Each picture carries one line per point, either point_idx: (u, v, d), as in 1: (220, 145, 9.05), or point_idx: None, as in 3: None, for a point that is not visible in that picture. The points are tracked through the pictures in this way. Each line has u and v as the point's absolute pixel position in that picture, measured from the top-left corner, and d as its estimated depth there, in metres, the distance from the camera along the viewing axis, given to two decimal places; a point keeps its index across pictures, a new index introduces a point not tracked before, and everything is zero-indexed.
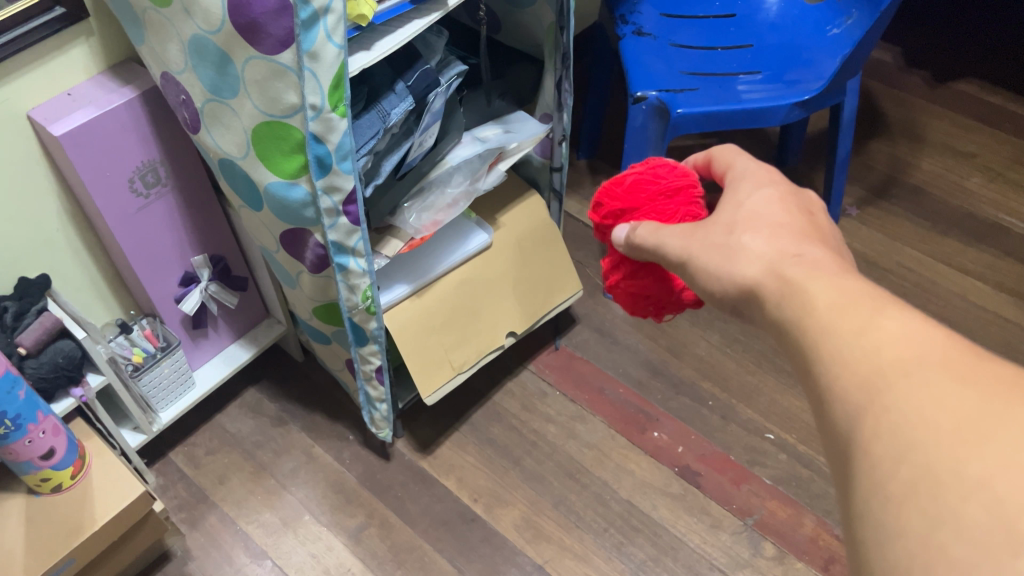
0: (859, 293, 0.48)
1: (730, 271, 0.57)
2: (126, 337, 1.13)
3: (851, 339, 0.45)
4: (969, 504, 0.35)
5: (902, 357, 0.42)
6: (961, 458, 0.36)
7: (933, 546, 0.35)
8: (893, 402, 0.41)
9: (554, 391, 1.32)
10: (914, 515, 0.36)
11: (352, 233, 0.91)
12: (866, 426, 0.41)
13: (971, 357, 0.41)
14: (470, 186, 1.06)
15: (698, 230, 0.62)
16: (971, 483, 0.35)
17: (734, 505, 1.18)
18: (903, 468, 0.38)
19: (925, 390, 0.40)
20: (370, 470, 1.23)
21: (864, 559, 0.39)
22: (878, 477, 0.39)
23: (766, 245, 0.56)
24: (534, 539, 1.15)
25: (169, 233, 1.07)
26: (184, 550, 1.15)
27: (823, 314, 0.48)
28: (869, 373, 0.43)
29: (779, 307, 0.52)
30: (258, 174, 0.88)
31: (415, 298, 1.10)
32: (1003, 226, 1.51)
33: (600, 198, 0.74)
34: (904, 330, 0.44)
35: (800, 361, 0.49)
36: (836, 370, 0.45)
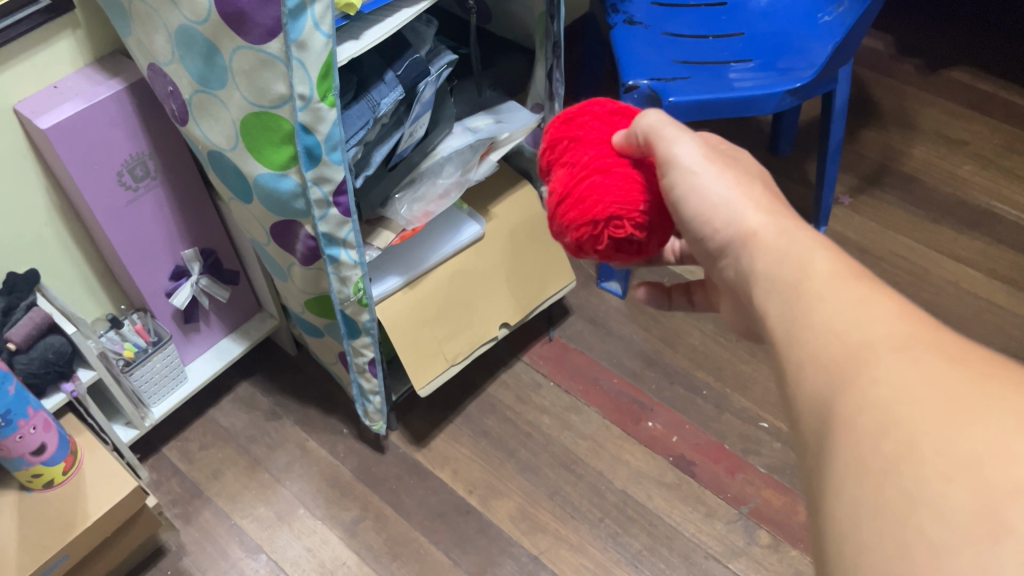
0: (853, 273, 0.49)
1: (741, 212, 0.56)
2: (116, 331, 1.11)
3: (842, 318, 0.46)
4: (951, 483, 0.35)
5: (893, 340, 0.43)
6: (947, 439, 0.36)
7: (912, 527, 0.35)
8: (880, 379, 0.41)
9: (549, 383, 1.31)
10: (893, 490, 0.36)
11: (342, 224, 0.90)
12: (850, 401, 0.41)
13: (963, 346, 0.41)
14: (462, 176, 1.05)
15: (720, 158, 0.60)
16: (954, 462, 0.35)
17: (729, 494, 1.18)
18: (886, 445, 0.38)
19: (916, 371, 0.40)
20: (364, 463, 1.23)
21: (835, 533, 0.39)
22: (857, 451, 0.39)
23: (773, 209, 0.56)
24: (530, 531, 1.15)
25: (159, 226, 1.06)
26: (178, 545, 1.14)
27: (816, 292, 0.48)
28: (858, 352, 0.43)
29: (766, 272, 0.53)
30: (247, 166, 0.88)
31: (407, 290, 1.09)
32: (995, 213, 1.51)
33: (597, 103, 0.70)
34: (898, 317, 0.44)
35: (781, 336, 0.49)
36: (825, 347, 0.45)
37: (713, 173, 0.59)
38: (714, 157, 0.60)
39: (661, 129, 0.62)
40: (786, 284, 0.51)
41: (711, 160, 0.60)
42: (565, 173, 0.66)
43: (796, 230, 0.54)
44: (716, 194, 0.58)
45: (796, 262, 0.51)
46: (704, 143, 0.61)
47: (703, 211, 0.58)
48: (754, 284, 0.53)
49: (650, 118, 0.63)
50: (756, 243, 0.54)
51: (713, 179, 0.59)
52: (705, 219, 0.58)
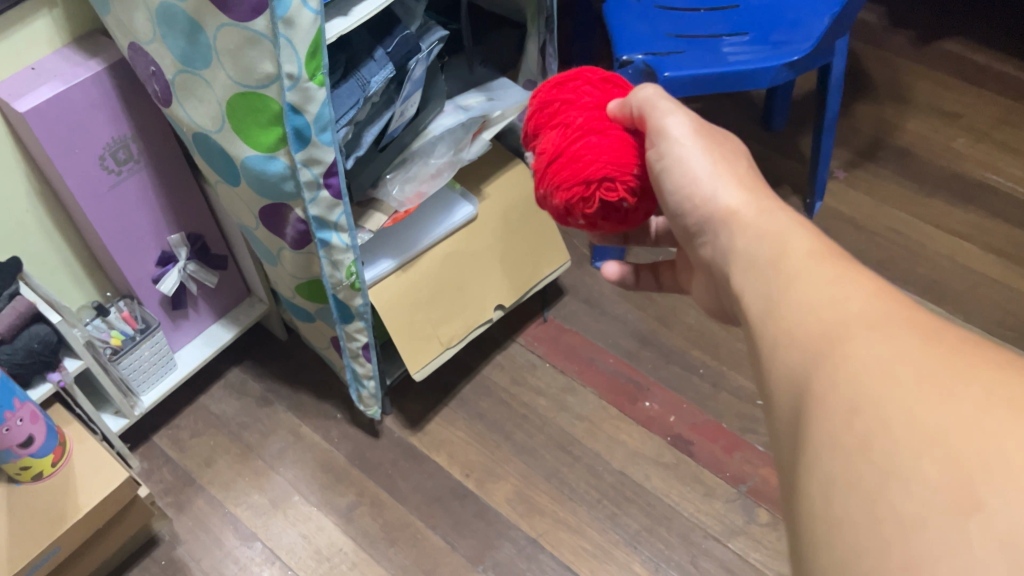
0: (833, 255, 0.48)
1: (722, 186, 0.57)
2: (102, 320, 1.09)
3: (819, 297, 0.45)
4: (922, 459, 0.34)
5: (867, 318, 0.42)
6: (917, 413, 0.35)
7: (884, 503, 0.34)
8: (855, 356, 0.40)
9: (544, 364, 1.30)
10: (866, 467, 0.35)
11: (334, 207, 0.88)
12: (824, 378, 0.40)
13: (938, 326, 0.41)
14: (454, 156, 1.03)
15: (707, 135, 0.60)
16: (925, 439, 0.34)
17: (727, 473, 1.18)
18: (858, 421, 0.37)
19: (888, 348, 0.39)
20: (359, 448, 1.21)
21: (809, 514, 0.38)
22: (830, 429, 0.38)
23: (753, 187, 0.57)
24: (528, 513, 1.14)
25: (145, 211, 1.03)
26: (171, 534, 1.13)
27: (795, 273, 0.48)
28: (834, 331, 0.42)
29: (746, 249, 0.53)
30: (234, 148, 0.85)
31: (400, 273, 1.07)
32: (990, 186, 1.50)
33: (590, 69, 0.69)
34: (873, 297, 0.44)
35: (759, 318, 0.49)
36: (801, 327, 0.45)
37: (697, 150, 0.59)
38: (702, 133, 0.60)
39: (656, 101, 0.61)
40: (768, 265, 0.50)
41: (699, 136, 0.60)
42: (557, 134, 0.65)
43: (776, 209, 0.54)
44: (700, 169, 0.58)
45: (777, 247, 0.51)
46: (695, 117, 0.61)
47: (682, 184, 0.59)
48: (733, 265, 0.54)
49: (644, 92, 0.62)
50: (735, 218, 0.55)
51: (700, 154, 0.59)
52: (683, 192, 0.59)
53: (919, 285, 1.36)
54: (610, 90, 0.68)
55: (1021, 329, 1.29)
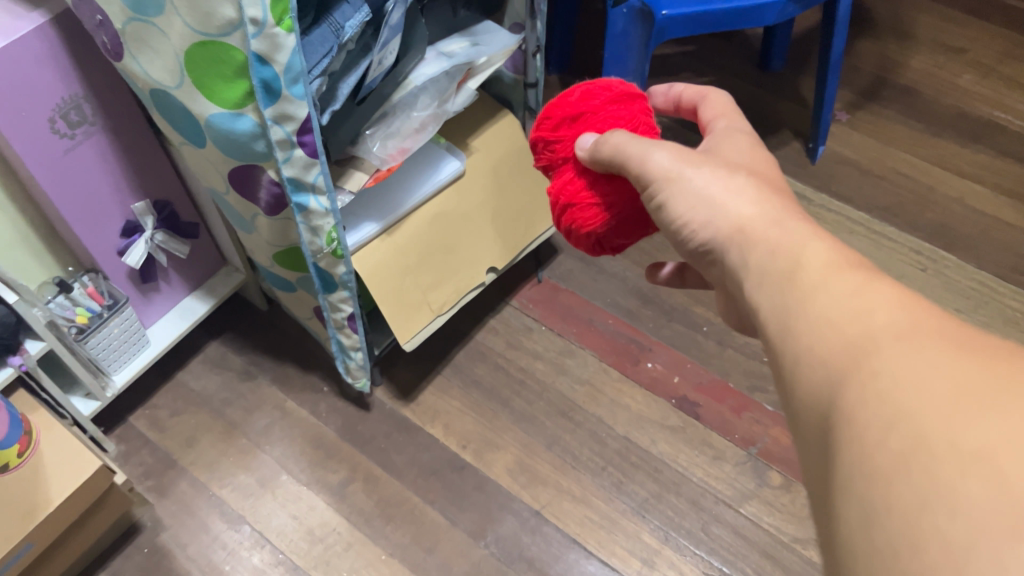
0: (850, 260, 0.43)
1: (723, 206, 0.49)
2: (66, 297, 1.01)
3: (834, 303, 0.40)
4: (966, 477, 0.30)
5: (894, 327, 0.37)
6: (957, 428, 0.31)
7: (924, 525, 0.30)
8: (883, 367, 0.35)
9: (540, 327, 1.24)
10: (902, 487, 0.31)
11: (310, 166, 0.80)
12: (850, 392, 0.36)
13: (971, 334, 0.36)
14: (439, 108, 0.95)
15: (697, 156, 0.53)
16: (967, 455, 0.30)
17: (736, 435, 1.13)
18: (891, 438, 0.33)
19: (919, 358, 0.35)
20: (349, 422, 1.15)
21: (845, 542, 0.33)
22: (860, 448, 0.34)
23: (761, 198, 0.49)
24: (530, 484, 1.09)
25: (104, 177, 0.95)
26: (154, 520, 1.06)
27: (806, 276, 0.43)
28: (855, 341, 0.38)
29: (760, 265, 0.46)
30: (196, 106, 0.77)
31: (385, 237, 0.99)
32: (998, 124, 1.44)
33: (547, 113, 0.62)
34: (896, 302, 0.39)
35: (770, 322, 0.43)
36: (818, 334, 0.40)
37: (693, 177, 0.51)
38: (690, 157, 0.53)
39: (627, 149, 0.53)
40: (775, 269, 0.44)
41: (689, 161, 0.52)
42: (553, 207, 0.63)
43: (788, 221, 0.47)
44: (698, 195, 0.50)
45: (786, 249, 0.45)
46: (677, 147, 0.53)
47: (680, 213, 0.51)
48: (745, 296, 0.47)
49: (612, 141, 0.55)
50: (745, 238, 0.47)
51: (696, 177, 0.51)
52: (685, 221, 0.51)
53: (928, 231, 1.30)
54: (571, 127, 0.61)
55: None
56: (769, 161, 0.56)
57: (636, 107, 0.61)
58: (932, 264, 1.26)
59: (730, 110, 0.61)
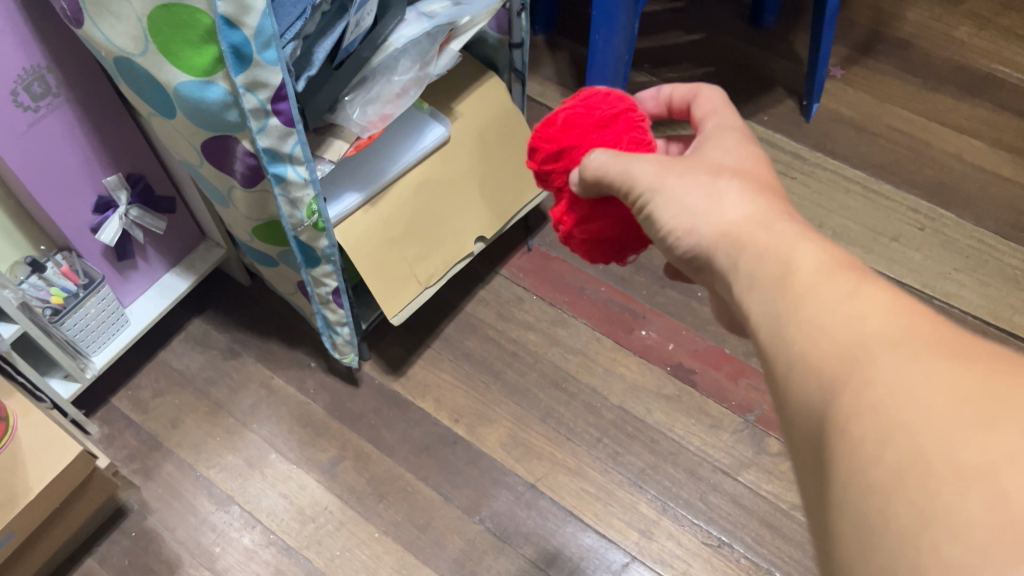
0: (843, 259, 0.39)
1: (707, 212, 0.46)
2: (39, 277, 0.96)
3: (824, 306, 0.37)
4: (969, 496, 0.27)
5: (889, 329, 0.34)
6: (957, 441, 0.28)
7: (924, 545, 0.27)
8: (878, 377, 0.32)
9: (531, 296, 1.21)
10: (902, 506, 0.28)
11: (287, 136, 0.77)
12: (844, 404, 0.33)
13: (970, 339, 0.33)
14: (420, 71, 0.91)
15: (682, 163, 0.50)
16: (968, 472, 0.27)
17: (733, 402, 1.11)
18: (888, 452, 0.30)
19: (914, 365, 0.32)
20: (338, 399, 1.13)
21: (844, 563, 0.31)
22: (857, 464, 0.31)
23: (749, 199, 0.46)
24: (524, 457, 1.07)
25: (73, 151, 0.91)
26: (141, 504, 1.04)
27: (797, 279, 0.39)
28: (847, 346, 0.34)
29: (749, 269, 0.42)
30: (163, 74, 0.72)
31: (368, 208, 0.95)
32: (996, 77, 1.41)
33: (535, 141, 0.59)
34: (891, 304, 0.35)
35: (760, 325, 0.40)
36: (809, 340, 0.36)
37: (674, 183, 0.48)
38: (672, 166, 0.49)
39: (607, 170, 0.51)
40: (765, 272, 0.41)
41: (669, 169, 0.49)
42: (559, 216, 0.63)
43: (778, 220, 0.43)
44: (680, 203, 0.47)
45: (776, 249, 0.41)
46: (658, 159, 0.50)
47: (666, 221, 0.48)
48: (735, 297, 0.43)
49: (593, 160, 0.52)
50: (731, 242, 0.44)
51: (679, 185, 0.48)
52: (670, 230, 0.48)
53: (926, 188, 1.27)
54: (560, 160, 0.58)
55: None
56: (759, 157, 0.51)
57: (622, 126, 0.57)
58: (930, 223, 1.23)
59: (727, 104, 0.57)
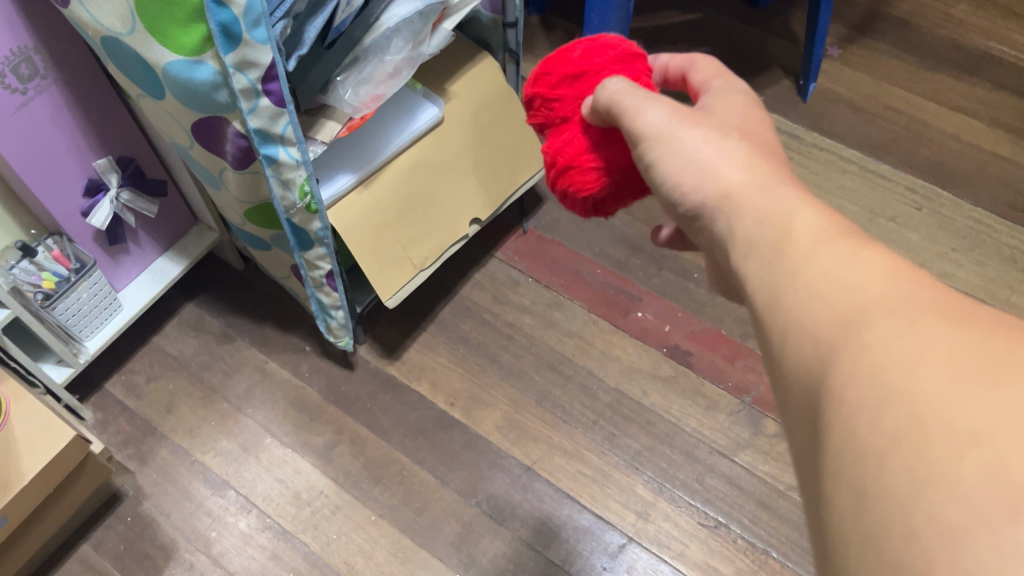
0: (841, 228, 0.39)
1: (715, 168, 0.45)
2: (30, 262, 0.95)
3: (821, 274, 0.36)
4: (964, 460, 0.26)
5: (887, 297, 0.33)
6: (955, 405, 0.28)
7: (918, 508, 0.27)
8: (876, 343, 0.32)
9: (527, 280, 1.20)
10: (896, 469, 0.28)
11: (277, 116, 0.75)
12: (840, 369, 0.32)
13: (969, 306, 0.32)
14: (413, 51, 0.90)
15: (695, 115, 0.48)
16: (965, 435, 0.27)
17: (729, 383, 1.11)
18: (884, 417, 0.29)
19: (913, 331, 0.31)
20: (333, 383, 1.12)
21: (835, 528, 0.30)
22: (851, 428, 0.30)
23: (753, 163, 0.45)
24: (520, 440, 1.07)
25: (62, 133, 0.89)
26: (136, 489, 1.03)
27: (796, 246, 0.38)
28: (845, 313, 0.34)
29: (747, 236, 0.41)
30: (151, 53, 0.71)
31: (362, 189, 0.94)
32: (994, 55, 1.40)
33: (545, 67, 0.58)
34: (890, 272, 0.35)
35: (757, 293, 0.39)
36: (807, 308, 0.36)
37: (685, 132, 0.47)
38: (686, 115, 0.48)
39: (623, 99, 0.49)
40: (764, 239, 0.40)
41: (683, 118, 0.48)
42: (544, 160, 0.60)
43: (779, 185, 0.43)
44: (689, 157, 0.46)
45: (774, 216, 0.41)
46: (672, 104, 0.49)
47: (671, 175, 0.47)
48: (732, 265, 0.42)
49: (612, 88, 0.50)
50: (734, 204, 0.43)
51: (688, 138, 0.47)
52: (676, 184, 0.46)
53: (924, 168, 1.27)
54: (574, 86, 0.57)
55: None
56: (765, 123, 0.50)
57: (640, 68, 0.57)
58: (927, 203, 1.23)
59: (723, 71, 0.55)
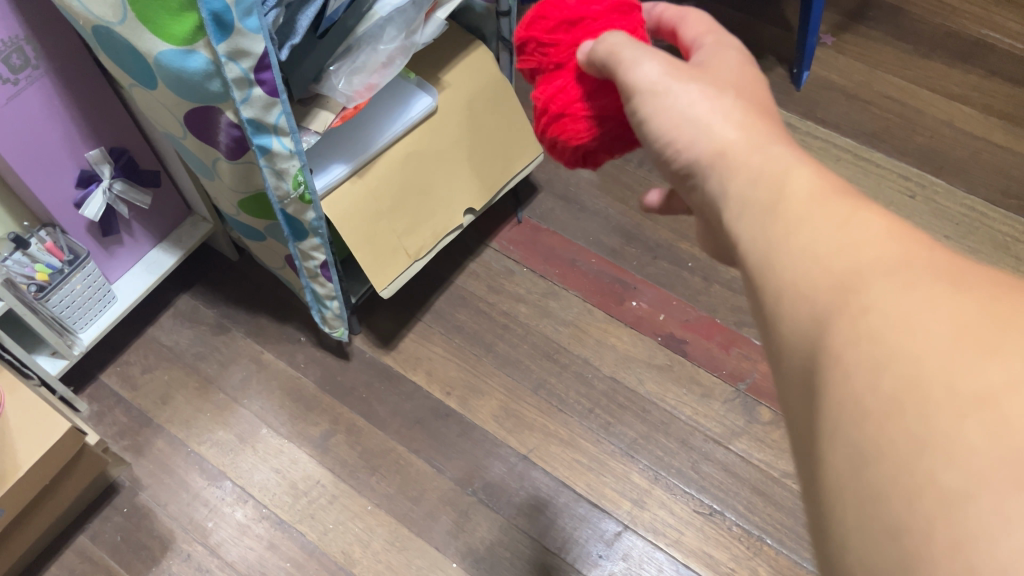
0: (838, 188, 0.39)
1: (710, 126, 0.44)
2: (23, 253, 0.94)
3: (816, 236, 0.36)
4: (967, 424, 0.26)
5: (886, 259, 0.33)
6: (956, 368, 0.28)
7: (918, 473, 0.27)
8: (875, 305, 0.31)
9: (522, 268, 1.21)
10: (896, 433, 0.28)
11: (270, 106, 0.75)
12: (838, 331, 0.32)
13: (967, 267, 0.32)
14: (406, 40, 0.89)
15: (689, 73, 0.48)
16: (967, 399, 0.27)
17: (724, 371, 1.11)
18: (883, 378, 0.29)
19: (912, 293, 0.31)
20: (329, 372, 1.12)
21: (830, 488, 0.30)
22: (850, 389, 0.30)
23: (748, 121, 0.44)
24: (516, 429, 1.07)
25: (54, 124, 0.89)
26: (132, 480, 1.04)
27: (791, 207, 0.38)
28: (842, 274, 0.34)
29: (740, 195, 0.41)
30: (143, 43, 0.71)
31: (356, 179, 0.94)
32: (988, 43, 1.40)
33: (542, 12, 0.58)
34: (888, 233, 0.35)
35: (751, 256, 0.39)
36: (802, 270, 0.36)
37: (680, 89, 0.47)
38: (681, 70, 0.48)
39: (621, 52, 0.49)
40: (758, 201, 0.40)
41: (678, 74, 0.47)
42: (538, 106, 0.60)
43: (776, 144, 0.42)
44: (682, 115, 0.46)
45: (769, 177, 0.40)
46: (668, 58, 0.48)
47: (665, 131, 0.46)
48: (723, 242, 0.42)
49: (610, 42, 0.51)
50: (727, 162, 0.43)
51: (683, 95, 0.46)
52: (669, 140, 0.46)
53: (917, 155, 1.27)
54: (570, 32, 0.57)
55: None
56: (760, 80, 0.49)
57: (638, 18, 0.57)
58: (921, 190, 1.23)
59: (713, 25, 0.53)
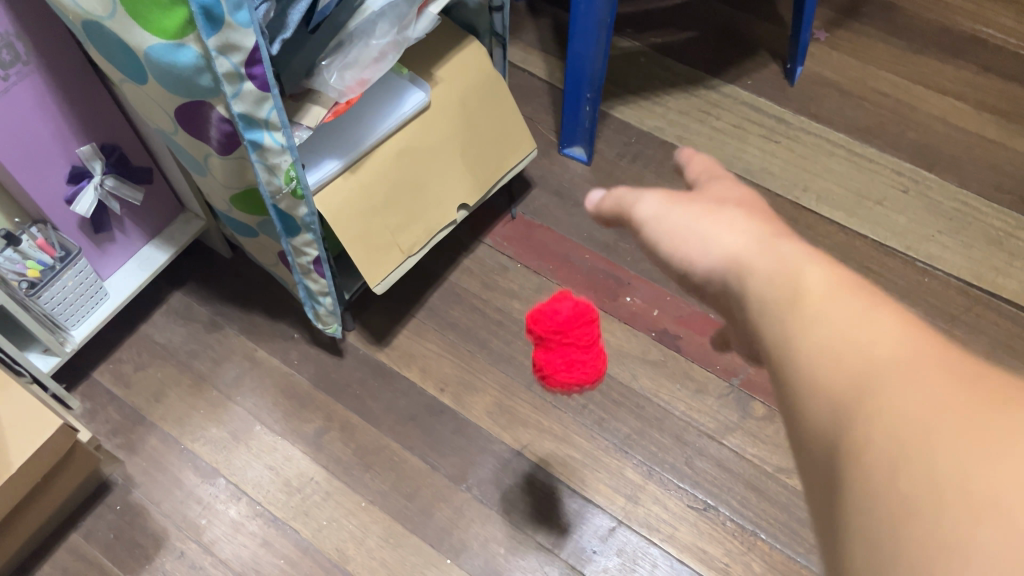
0: (848, 273, 0.37)
1: (717, 242, 0.42)
2: (14, 249, 0.93)
3: (828, 327, 0.35)
4: (985, 534, 0.26)
5: (899, 353, 0.32)
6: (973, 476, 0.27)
7: None
8: (889, 408, 0.31)
9: (516, 265, 1.20)
10: (914, 540, 0.27)
11: (262, 101, 0.75)
12: (853, 433, 0.31)
13: (982, 365, 0.31)
14: (399, 35, 0.89)
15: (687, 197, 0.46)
16: (985, 510, 0.26)
17: (718, 366, 1.11)
18: (900, 482, 0.29)
19: (927, 394, 0.30)
20: (323, 369, 1.12)
21: None
22: (868, 493, 0.30)
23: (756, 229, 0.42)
24: (510, 425, 1.07)
25: (44, 120, 0.89)
26: (125, 478, 1.03)
27: (801, 293, 0.37)
28: (854, 369, 0.33)
29: (749, 284, 0.40)
30: (133, 37, 0.70)
31: (349, 174, 0.94)
32: (980, 38, 1.41)
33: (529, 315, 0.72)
34: (900, 325, 0.34)
35: (763, 343, 0.38)
36: (814, 362, 0.35)
37: (683, 216, 0.44)
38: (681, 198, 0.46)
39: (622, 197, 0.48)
40: (764, 289, 0.39)
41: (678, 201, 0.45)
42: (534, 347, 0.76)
43: (786, 247, 0.40)
44: (688, 233, 0.43)
45: (777, 262, 0.39)
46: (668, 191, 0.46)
47: (674, 255, 0.44)
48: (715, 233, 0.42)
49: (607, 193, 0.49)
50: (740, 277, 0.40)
51: (686, 219, 0.44)
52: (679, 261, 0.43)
53: (910, 151, 1.27)
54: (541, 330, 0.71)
55: (1020, 192, 1.22)
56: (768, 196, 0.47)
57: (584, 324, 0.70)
58: (914, 185, 1.23)
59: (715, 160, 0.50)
